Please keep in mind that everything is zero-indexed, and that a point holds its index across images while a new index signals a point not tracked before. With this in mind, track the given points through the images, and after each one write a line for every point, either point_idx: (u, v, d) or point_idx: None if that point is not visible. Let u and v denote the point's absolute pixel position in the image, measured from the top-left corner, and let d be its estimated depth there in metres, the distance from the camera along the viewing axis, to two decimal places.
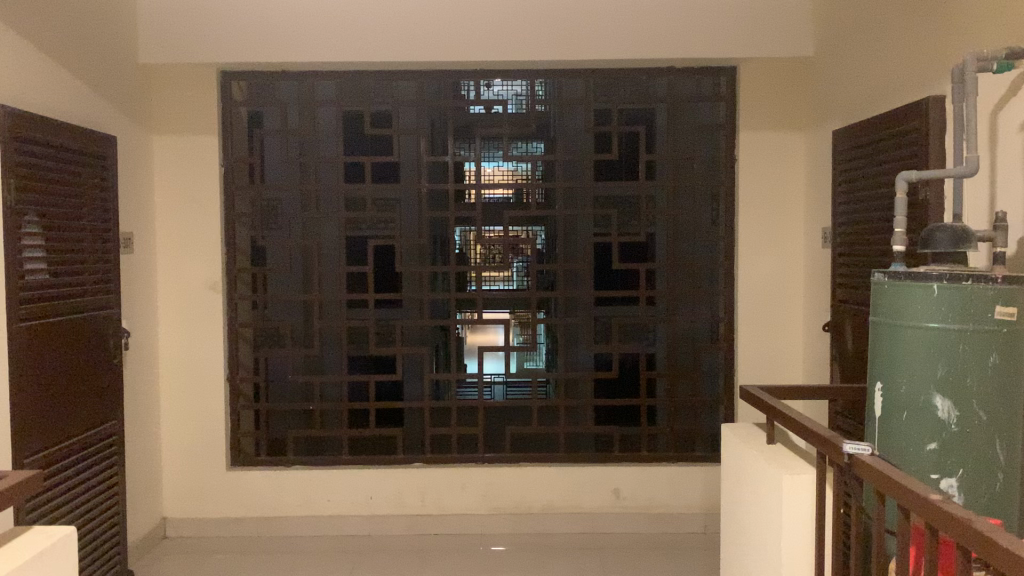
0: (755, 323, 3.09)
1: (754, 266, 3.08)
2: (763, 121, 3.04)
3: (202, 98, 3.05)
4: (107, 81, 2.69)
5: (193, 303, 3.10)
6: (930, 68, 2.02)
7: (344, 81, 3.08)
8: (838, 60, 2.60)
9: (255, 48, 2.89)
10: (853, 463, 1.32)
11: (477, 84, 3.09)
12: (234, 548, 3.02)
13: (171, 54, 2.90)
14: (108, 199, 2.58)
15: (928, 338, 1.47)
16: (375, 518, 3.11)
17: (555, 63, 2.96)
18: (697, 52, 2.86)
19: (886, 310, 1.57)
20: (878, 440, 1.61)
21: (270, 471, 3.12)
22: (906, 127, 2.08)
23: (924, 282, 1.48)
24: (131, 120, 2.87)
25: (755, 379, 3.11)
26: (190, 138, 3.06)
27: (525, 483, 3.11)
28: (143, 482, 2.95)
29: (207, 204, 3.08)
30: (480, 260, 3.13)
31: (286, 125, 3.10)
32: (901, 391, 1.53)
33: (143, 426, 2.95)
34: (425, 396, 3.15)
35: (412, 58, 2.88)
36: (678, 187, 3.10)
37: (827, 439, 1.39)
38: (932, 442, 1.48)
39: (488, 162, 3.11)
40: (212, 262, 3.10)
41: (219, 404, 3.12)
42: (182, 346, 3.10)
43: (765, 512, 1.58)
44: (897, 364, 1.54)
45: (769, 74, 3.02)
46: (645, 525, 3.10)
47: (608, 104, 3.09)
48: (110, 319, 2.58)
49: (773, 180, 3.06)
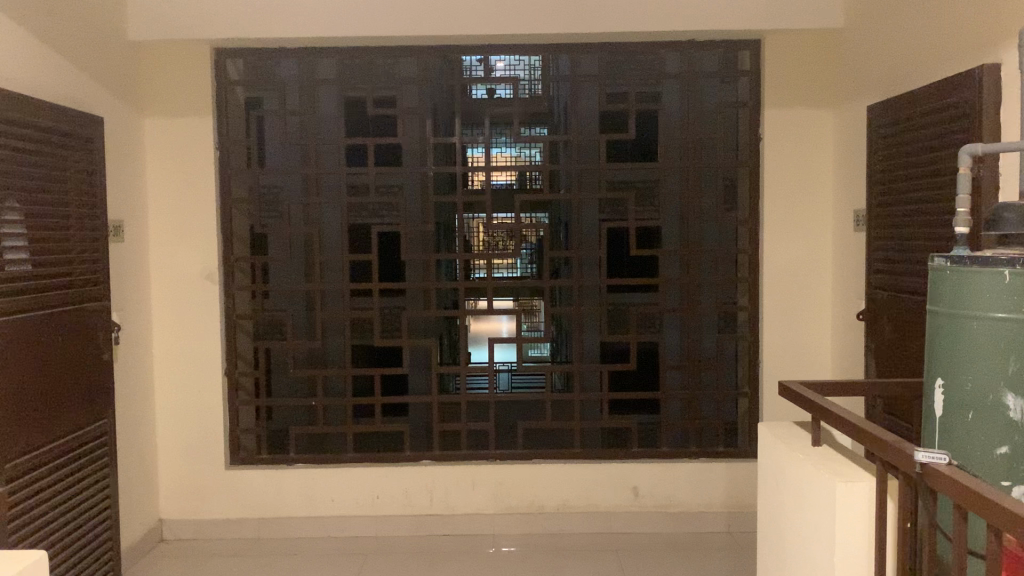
0: (779, 312, 2.94)
1: (779, 252, 2.92)
2: (789, 99, 2.87)
3: (196, 77, 2.89)
4: (93, 60, 2.53)
5: (188, 294, 2.95)
6: (986, 33, 1.85)
7: (346, 59, 2.91)
8: (874, 31, 2.43)
9: (252, 23, 2.72)
10: (925, 471, 1.17)
11: (484, 60, 2.91)
12: (235, 551, 2.89)
13: (162, 30, 2.73)
14: (95, 187, 2.43)
15: (998, 331, 1.31)
16: (383, 519, 2.98)
17: (568, 38, 2.79)
18: (720, 24, 2.68)
19: (947, 299, 1.40)
20: (936, 444, 1.45)
21: (272, 470, 2.97)
22: (956, 99, 1.92)
23: (993, 268, 1.31)
24: (119, 102, 2.71)
25: (780, 370, 2.95)
26: (182, 120, 2.91)
27: (538, 481, 2.96)
28: (138, 483, 2.82)
29: (203, 190, 2.93)
30: (484, 247, 2.97)
31: (285, 106, 2.95)
32: (966, 389, 1.37)
33: (136, 424, 2.81)
34: (433, 391, 3.00)
35: (419, 31, 2.71)
36: (699, 169, 2.93)
37: (891, 445, 1.25)
38: (1003, 445, 1.34)
39: (496, 148, 2.95)
40: (207, 251, 2.94)
41: (216, 400, 2.98)
42: (178, 338, 2.96)
43: (813, 520, 1.44)
44: (960, 359, 1.38)
45: (796, 47, 2.85)
46: (665, 524, 2.96)
47: (625, 82, 2.92)
48: (99, 313, 2.44)
49: (798, 160, 2.89)
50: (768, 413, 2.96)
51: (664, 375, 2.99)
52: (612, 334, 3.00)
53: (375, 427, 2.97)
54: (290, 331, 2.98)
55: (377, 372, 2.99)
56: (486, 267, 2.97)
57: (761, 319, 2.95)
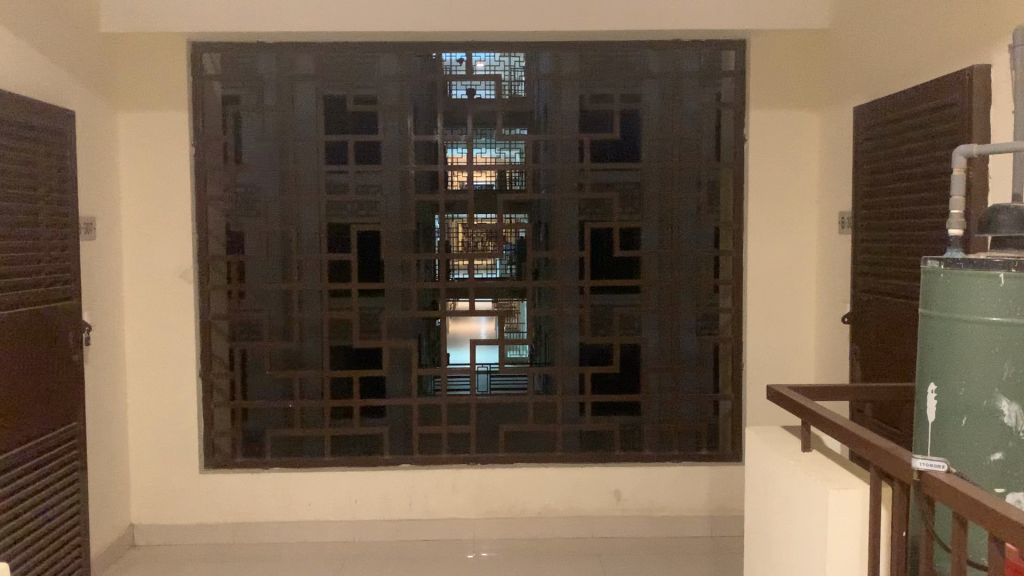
0: (763, 314, 2.92)
1: (763, 255, 2.90)
2: (774, 100, 2.86)
3: (171, 70, 2.81)
4: (65, 51, 2.44)
5: (162, 293, 2.86)
6: (976, 34, 1.84)
7: (325, 54, 2.85)
8: (860, 33, 2.42)
9: (229, 15, 2.65)
10: (923, 480, 1.16)
11: (466, 58, 2.86)
12: (208, 557, 2.81)
13: (135, 21, 2.64)
14: (66, 181, 2.35)
15: (992, 335, 1.30)
16: (360, 523, 2.91)
17: (552, 36, 2.75)
18: (707, 24, 2.66)
19: (940, 302, 1.38)
20: (929, 450, 1.43)
21: (247, 474, 2.90)
22: (944, 100, 1.91)
23: (987, 271, 1.29)
24: (91, 95, 2.62)
25: (763, 373, 2.93)
26: (157, 115, 2.83)
27: (520, 485, 2.92)
28: (108, 487, 2.73)
29: (178, 187, 2.84)
30: (463, 248, 2.93)
31: (262, 102, 2.88)
32: (960, 395, 1.34)
33: (107, 427, 2.72)
34: (413, 394, 2.94)
35: (401, 26, 2.65)
36: (681, 170, 2.91)
37: (889, 452, 1.23)
38: (998, 451, 1.32)
39: (480, 148, 2.91)
40: (182, 248, 2.86)
41: (189, 402, 2.90)
42: (150, 338, 2.88)
43: (804, 527, 1.41)
44: (954, 364, 1.35)
45: (781, 49, 2.84)
46: (648, 529, 2.93)
47: (608, 83, 2.89)
48: (70, 311, 2.36)
49: (783, 163, 2.88)
50: (753, 416, 2.94)
51: (646, 379, 2.96)
52: (596, 336, 2.95)
53: (353, 430, 2.91)
54: (266, 331, 2.91)
55: (355, 374, 2.92)
56: (467, 267, 2.93)
57: (745, 321, 2.93)
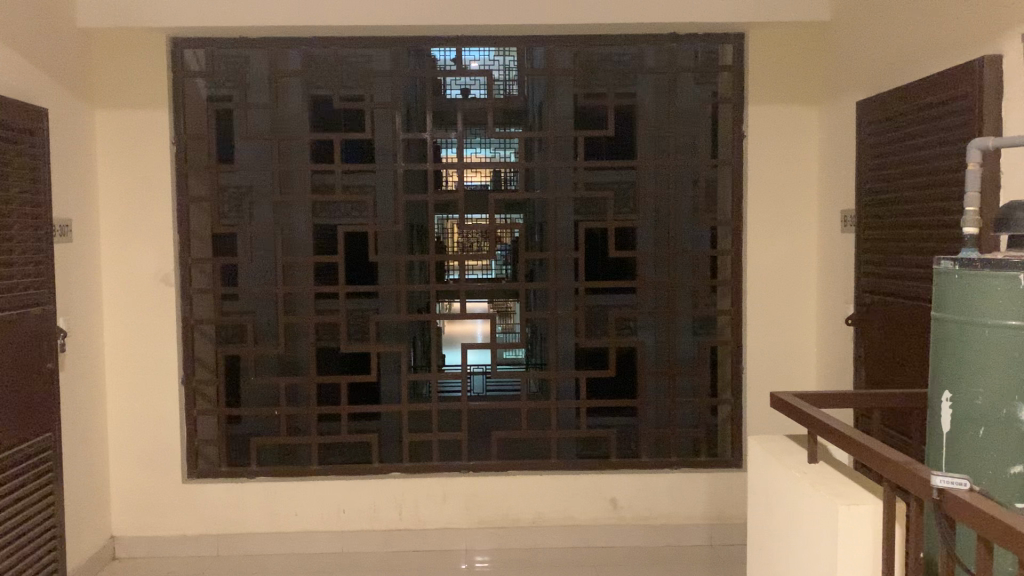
0: (762, 316, 2.84)
1: (762, 255, 2.82)
2: (774, 95, 2.78)
3: (152, 66, 2.72)
4: (37, 45, 2.34)
5: (143, 297, 2.77)
6: (988, 23, 1.76)
7: (311, 51, 2.75)
8: (863, 26, 2.34)
9: (210, 10, 2.55)
10: (942, 498, 1.08)
11: (457, 56, 2.77)
12: (190, 570, 2.71)
13: (113, 15, 2.54)
14: (38, 181, 2.25)
15: (1011, 340, 1.21)
16: (349, 534, 2.82)
17: (546, 29, 2.66)
18: (706, 17, 2.57)
19: (953, 305, 1.29)
20: (943, 461, 1.34)
21: (230, 484, 2.81)
22: (952, 94, 1.83)
23: (1006, 271, 1.20)
24: (67, 92, 2.52)
25: (763, 377, 2.85)
26: (136, 113, 2.73)
27: (513, 492, 2.83)
28: (87, 498, 2.64)
29: (159, 189, 2.75)
30: (458, 249, 2.84)
31: (247, 99, 2.79)
32: (978, 403, 1.26)
33: (85, 435, 2.63)
34: (403, 400, 2.83)
35: (389, 21, 2.56)
36: (678, 168, 2.81)
37: (903, 467, 1.15)
38: (1018, 463, 1.24)
39: (468, 148, 2.82)
40: (163, 251, 2.76)
41: (170, 409, 2.80)
42: (131, 343, 2.78)
43: (811, 544, 1.33)
44: (970, 370, 1.27)
45: (780, 43, 2.76)
46: (645, 537, 2.84)
47: (603, 81, 2.80)
48: (43, 317, 2.26)
49: (784, 160, 2.80)
50: (753, 421, 2.86)
51: (643, 383, 2.87)
52: (592, 339, 2.85)
53: (342, 438, 2.81)
54: (250, 336, 2.81)
55: (344, 381, 2.82)
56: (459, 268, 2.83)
57: (745, 323, 2.85)
